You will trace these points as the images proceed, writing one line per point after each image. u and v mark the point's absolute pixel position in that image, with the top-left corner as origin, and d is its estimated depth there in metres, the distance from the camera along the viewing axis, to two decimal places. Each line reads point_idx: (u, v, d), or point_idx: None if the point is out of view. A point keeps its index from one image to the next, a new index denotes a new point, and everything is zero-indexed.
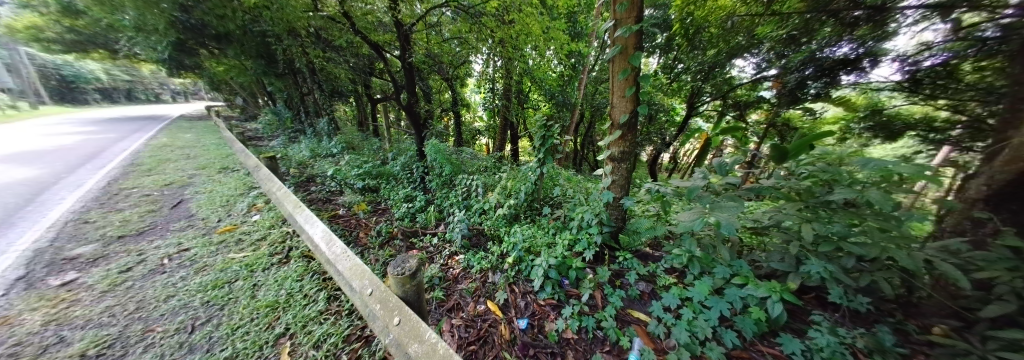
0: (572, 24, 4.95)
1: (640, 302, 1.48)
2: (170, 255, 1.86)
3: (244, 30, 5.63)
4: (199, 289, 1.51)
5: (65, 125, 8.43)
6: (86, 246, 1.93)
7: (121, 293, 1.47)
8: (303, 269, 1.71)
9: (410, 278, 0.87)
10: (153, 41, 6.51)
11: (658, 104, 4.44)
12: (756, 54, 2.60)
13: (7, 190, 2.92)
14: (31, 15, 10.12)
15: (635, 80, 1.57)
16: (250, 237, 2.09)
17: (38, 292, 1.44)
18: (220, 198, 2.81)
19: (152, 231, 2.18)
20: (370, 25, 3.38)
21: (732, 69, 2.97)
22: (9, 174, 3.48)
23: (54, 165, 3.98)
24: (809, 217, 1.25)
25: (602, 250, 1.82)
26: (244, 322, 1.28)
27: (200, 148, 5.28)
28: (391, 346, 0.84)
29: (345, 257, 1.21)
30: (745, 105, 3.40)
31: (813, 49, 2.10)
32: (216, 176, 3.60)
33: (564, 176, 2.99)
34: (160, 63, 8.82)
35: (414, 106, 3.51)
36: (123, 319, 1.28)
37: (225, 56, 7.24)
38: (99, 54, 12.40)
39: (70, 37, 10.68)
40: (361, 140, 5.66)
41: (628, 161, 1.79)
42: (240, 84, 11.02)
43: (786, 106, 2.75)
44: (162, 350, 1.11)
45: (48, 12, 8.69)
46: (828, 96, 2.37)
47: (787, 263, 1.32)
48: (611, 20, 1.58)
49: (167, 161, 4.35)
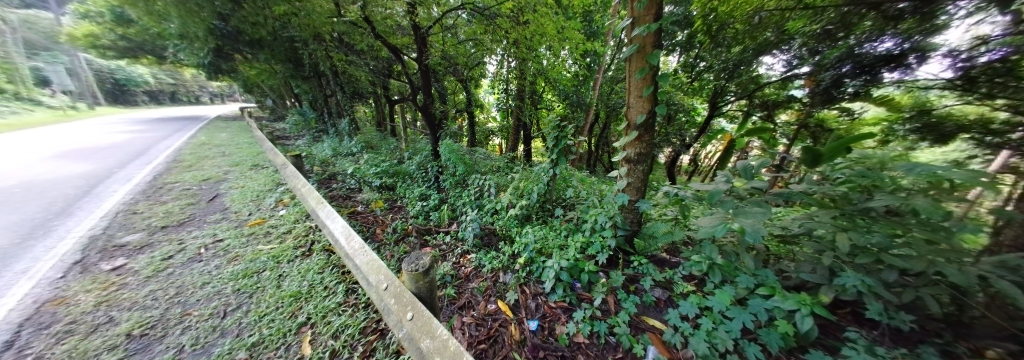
0: (587, 23, 4.87)
1: (656, 309, 1.43)
2: (206, 245, 2.01)
3: (274, 36, 5.99)
4: (231, 277, 1.62)
5: (119, 124, 9.33)
6: (134, 234, 2.14)
7: (162, 278, 1.61)
8: (324, 262, 1.78)
9: (423, 275, 0.90)
10: (196, 47, 7.07)
11: (678, 104, 4.19)
12: (787, 51, 2.45)
13: (69, 184, 3.26)
14: (91, 25, 11.26)
15: (653, 79, 1.52)
16: (277, 230, 2.23)
17: (92, 275, 1.61)
18: (251, 193, 3.01)
19: (190, 223, 2.37)
20: (388, 29, 3.52)
21: (759, 66, 2.81)
22: (68, 169, 3.89)
23: (106, 161, 4.41)
24: (845, 226, 1.17)
25: (616, 254, 1.78)
26: (271, 310, 1.36)
27: (233, 146, 5.67)
28: (404, 340, 0.86)
29: (362, 251, 1.26)
30: (774, 105, 3.20)
31: (849, 45, 1.98)
32: (247, 172, 3.86)
33: (578, 177, 2.96)
34: (200, 67, 9.52)
35: (430, 107, 3.55)
36: (164, 303, 1.41)
37: (258, 61, 7.76)
38: (149, 60, 13.62)
39: (122, 44, 11.79)
40: (378, 139, 5.85)
41: (644, 163, 1.73)
42: (270, 87, 11.76)
43: (819, 106, 2.61)
44: (196, 333, 1.21)
45: (106, 21, 9.65)
46: (866, 95, 2.20)
47: (819, 274, 1.23)
48: (628, 18, 1.54)
49: (205, 158, 4.72)
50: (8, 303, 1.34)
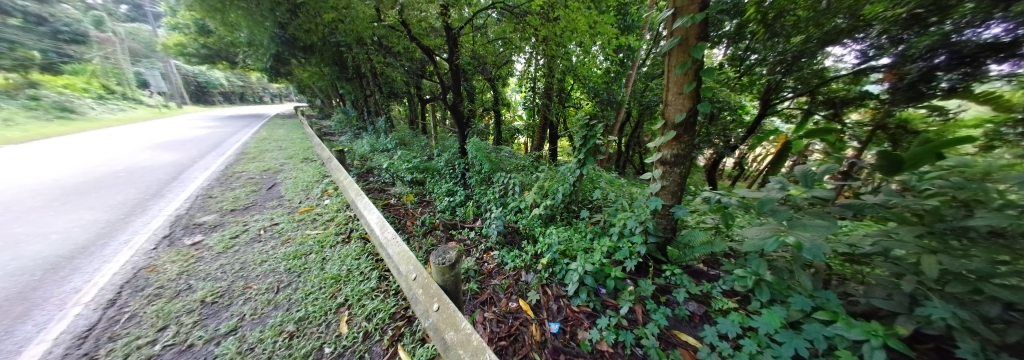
0: (621, 17, 4.63)
1: (690, 324, 1.33)
2: (265, 227, 2.30)
3: (324, 41, 6.60)
4: (285, 257, 1.83)
5: (199, 121, 10.93)
6: (210, 215, 2.51)
7: (230, 255, 1.87)
8: (361, 249, 1.92)
9: (450, 268, 0.93)
10: (261, 53, 8.04)
11: (722, 101, 3.82)
12: (862, 40, 2.06)
13: (161, 170, 3.93)
14: (181, 36, 13.31)
15: (696, 75, 1.40)
16: (322, 218, 2.46)
17: (177, 248, 1.93)
18: (301, 183, 3.36)
19: (253, 208, 2.71)
20: (423, 31, 3.69)
21: (826, 58, 2.38)
22: (161, 158, 4.66)
23: (189, 152, 5.21)
24: (934, 247, 0.97)
25: (646, 261, 1.69)
26: (315, 289, 1.51)
27: (289, 141, 6.38)
28: (430, 329, 0.91)
29: (394, 242, 1.34)
30: (842, 103, 2.58)
31: (945, 31, 1.59)
32: (300, 165, 4.32)
33: (606, 178, 2.85)
34: (263, 71, 10.82)
35: (458, 106, 3.65)
36: (231, 275, 1.63)
37: (310, 64, 8.62)
38: (224, 65, 15.79)
39: (204, 52, 13.84)
40: (411, 136, 6.18)
41: (682, 166, 1.61)
42: (319, 88, 13.00)
43: (903, 102, 2.09)
44: (256, 304, 1.40)
45: (193, 33, 11.36)
46: (963, 91, 1.72)
47: (895, 301, 1.03)
48: (669, 9, 1.43)
49: (266, 151, 5.37)
50: (115, 268, 1.68)
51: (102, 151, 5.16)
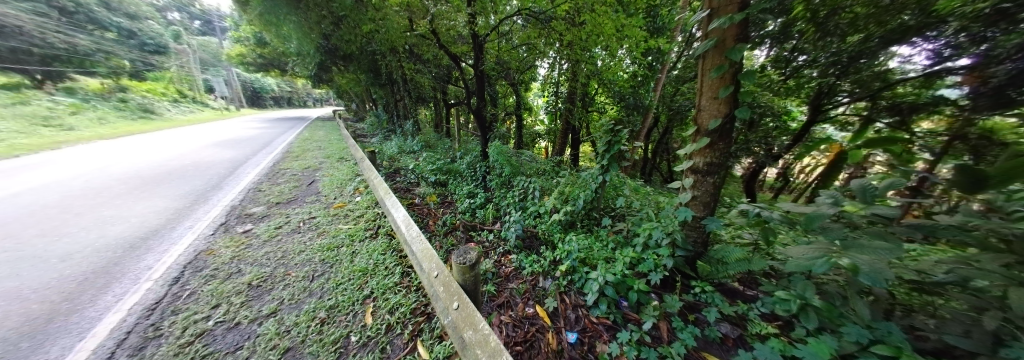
0: (651, 19, 4.48)
1: (721, 347, 1.23)
2: (304, 219, 2.51)
3: (361, 50, 7.12)
4: (320, 249, 1.98)
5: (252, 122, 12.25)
6: (258, 207, 2.79)
7: (274, 243, 2.06)
8: (387, 245, 2.01)
9: (470, 268, 0.95)
10: (308, 62, 8.86)
11: (764, 106, 3.51)
12: (935, 37, 1.77)
13: (220, 165, 4.44)
14: (243, 48, 15.12)
15: (734, 78, 1.32)
16: (353, 213, 2.63)
17: (230, 235, 2.16)
18: (336, 181, 3.62)
19: (294, 202, 2.97)
20: (451, 39, 3.83)
21: (890, 58, 2.09)
22: (221, 155, 5.28)
23: (243, 150, 5.84)
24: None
25: (672, 275, 1.59)
26: (345, 280, 1.61)
27: (327, 142, 6.93)
28: (449, 326, 0.93)
29: (418, 239, 1.40)
30: (910, 109, 2.23)
31: None
32: (335, 164, 4.67)
33: (630, 185, 2.74)
34: (308, 78, 11.92)
35: (482, 110, 3.72)
36: (274, 262, 1.80)
37: (348, 72, 9.34)
38: (275, 72, 17.63)
39: (260, 61, 15.56)
40: (435, 139, 6.42)
41: (716, 175, 1.51)
42: (355, 93, 14.03)
43: (986, 110, 1.75)
44: (292, 290, 1.52)
45: (253, 44, 12.84)
46: None
47: (974, 340, 0.87)
48: (704, 10, 1.37)
49: (308, 150, 5.88)
50: (180, 250, 1.93)
51: (175, 147, 5.98)
